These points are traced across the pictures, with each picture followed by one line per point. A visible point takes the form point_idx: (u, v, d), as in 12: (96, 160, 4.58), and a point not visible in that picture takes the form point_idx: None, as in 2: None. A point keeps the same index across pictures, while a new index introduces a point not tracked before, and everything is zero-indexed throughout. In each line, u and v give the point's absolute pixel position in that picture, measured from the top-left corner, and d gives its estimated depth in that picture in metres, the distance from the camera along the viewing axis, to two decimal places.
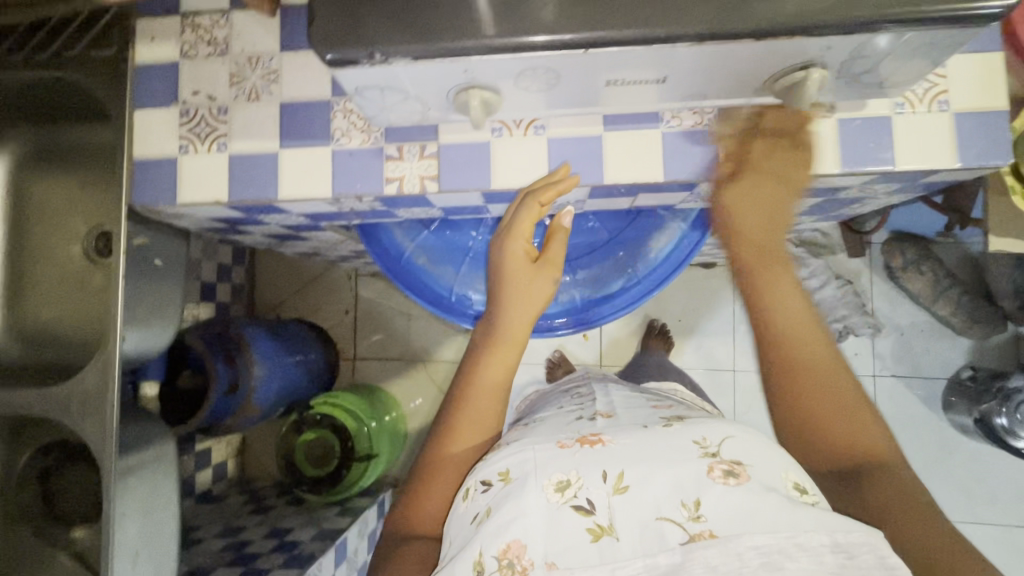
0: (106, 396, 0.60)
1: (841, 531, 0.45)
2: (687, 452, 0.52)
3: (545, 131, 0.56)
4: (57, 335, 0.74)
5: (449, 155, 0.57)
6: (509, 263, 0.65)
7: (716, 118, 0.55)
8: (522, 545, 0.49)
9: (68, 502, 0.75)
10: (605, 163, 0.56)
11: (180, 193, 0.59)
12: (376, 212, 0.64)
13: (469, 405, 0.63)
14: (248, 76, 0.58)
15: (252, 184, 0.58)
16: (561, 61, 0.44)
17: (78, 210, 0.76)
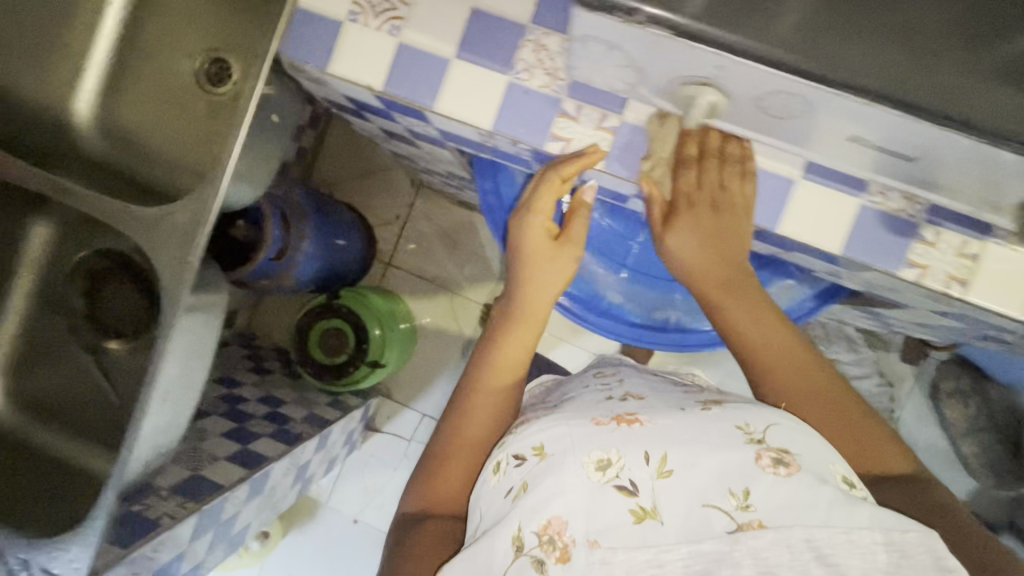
0: (196, 237, 0.58)
1: (899, 532, 0.41)
2: (724, 437, 0.45)
3: (744, 153, 0.51)
4: (145, 145, 0.71)
5: (626, 136, 0.52)
6: (525, 244, 0.66)
7: (923, 215, 0.50)
8: (563, 521, 0.44)
9: (108, 317, 0.74)
10: (782, 211, 0.52)
11: (332, 63, 0.54)
12: (514, 156, 0.59)
13: (483, 383, 0.61)
14: None
15: (414, 84, 0.53)
16: (825, 101, 0.38)
17: (203, 21, 0.69)
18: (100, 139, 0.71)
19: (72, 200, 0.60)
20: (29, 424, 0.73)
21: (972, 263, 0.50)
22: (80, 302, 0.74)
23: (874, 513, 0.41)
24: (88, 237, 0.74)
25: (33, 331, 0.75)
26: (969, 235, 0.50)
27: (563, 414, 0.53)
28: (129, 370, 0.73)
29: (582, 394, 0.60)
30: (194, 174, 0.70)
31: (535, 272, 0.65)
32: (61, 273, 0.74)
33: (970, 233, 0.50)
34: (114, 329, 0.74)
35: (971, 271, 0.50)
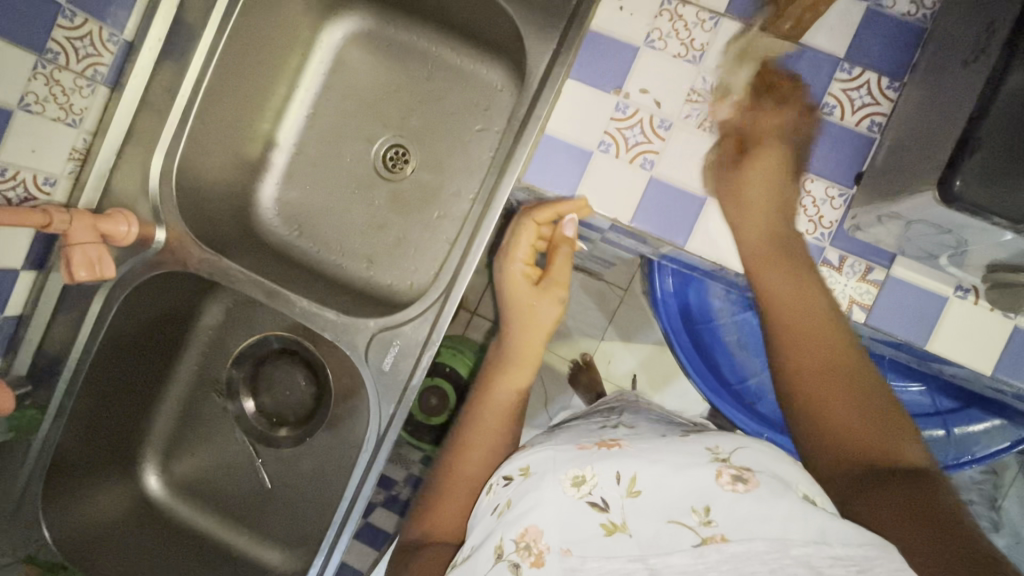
0: (419, 352, 0.63)
1: (850, 543, 0.38)
2: (693, 457, 0.45)
3: (892, 266, 0.53)
4: (325, 228, 0.81)
5: (788, 246, 0.55)
6: (506, 290, 0.66)
7: None
8: (538, 531, 0.43)
9: (268, 399, 0.80)
10: (938, 328, 0.53)
11: (524, 170, 0.59)
12: (678, 256, 0.64)
13: (478, 422, 0.63)
14: (635, 98, 0.57)
15: (599, 195, 0.58)
16: None
17: (385, 112, 0.80)
18: (276, 219, 0.80)
19: (284, 305, 0.66)
20: (186, 503, 0.80)
21: None
22: (244, 386, 0.80)
23: (797, 512, 0.39)
24: (242, 328, 0.79)
25: (190, 407, 0.80)
26: None
27: (552, 442, 0.54)
28: (292, 464, 0.78)
29: (581, 426, 0.64)
30: (363, 259, 0.80)
31: (522, 316, 0.65)
32: (228, 360, 0.80)
33: None
34: (277, 415, 0.80)
35: None
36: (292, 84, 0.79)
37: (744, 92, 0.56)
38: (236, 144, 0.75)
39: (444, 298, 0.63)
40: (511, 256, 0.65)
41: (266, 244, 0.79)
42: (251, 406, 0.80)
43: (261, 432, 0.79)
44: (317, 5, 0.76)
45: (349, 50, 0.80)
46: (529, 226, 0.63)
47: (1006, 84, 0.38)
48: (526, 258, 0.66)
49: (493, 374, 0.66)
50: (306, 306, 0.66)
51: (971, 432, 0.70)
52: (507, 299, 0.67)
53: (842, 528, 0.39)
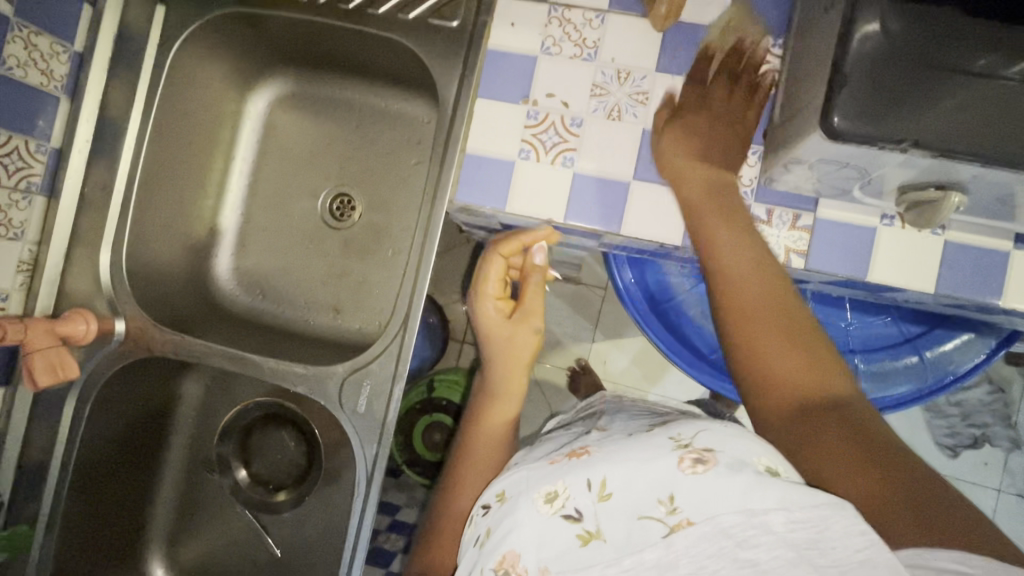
0: (388, 386, 0.64)
1: (807, 504, 0.38)
2: (658, 447, 0.45)
3: (817, 209, 0.55)
4: (285, 288, 0.82)
5: None
6: (484, 327, 0.66)
7: (1011, 244, 0.53)
8: (516, 553, 0.44)
9: (262, 464, 0.80)
10: (875, 256, 0.55)
11: (454, 192, 0.61)
12: (621, 244, 0.66)
13: (467, 457, 0.63)
14: (544, 102, 0.60)
15: (529, 200, 0.60)
16: (941, 167, 0.43)
17: (323, 165, 0.83)
18: (236, 290, 0.82)
19: (253, 369, 0.67)
20: None
21: None
22: (235, 458, 0.80)
23: (752, 485, 0.40)
24: (223, 403, 0.79)
25: (187, 492, 0.80)
26: None
27: (528, 459, 0.54)
28: (296, 524, 0.77)
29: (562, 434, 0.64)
30: (329, 310, 0.81)
31: (500, 350, 0.65)
32: (214, 436, 0.79)
33: None
34: (274, 479, 0.80)
35: None
36: (227, 157, 0.81)
37: (643, 77, 0.59)
38: (182, 224, 0.77)
39: (405, 328, 0.64)
40: (482, 292, 0.64)
41: (233, 315, 0.81)
42: (245, 475, 0.80)
43: (260, 498, 0.79)
44: (237, 78, 0.79)
45: (277, 114, 0.82)
46: (498, 261, 0.63)
47: (856, 33, 0.40)
48: (497, 293, 0.65)
49: (481, 406, 0.66)
50: (272, 366, 0.67)
51: (945, 352, 0.71)
52: (484, 332, 0.66)
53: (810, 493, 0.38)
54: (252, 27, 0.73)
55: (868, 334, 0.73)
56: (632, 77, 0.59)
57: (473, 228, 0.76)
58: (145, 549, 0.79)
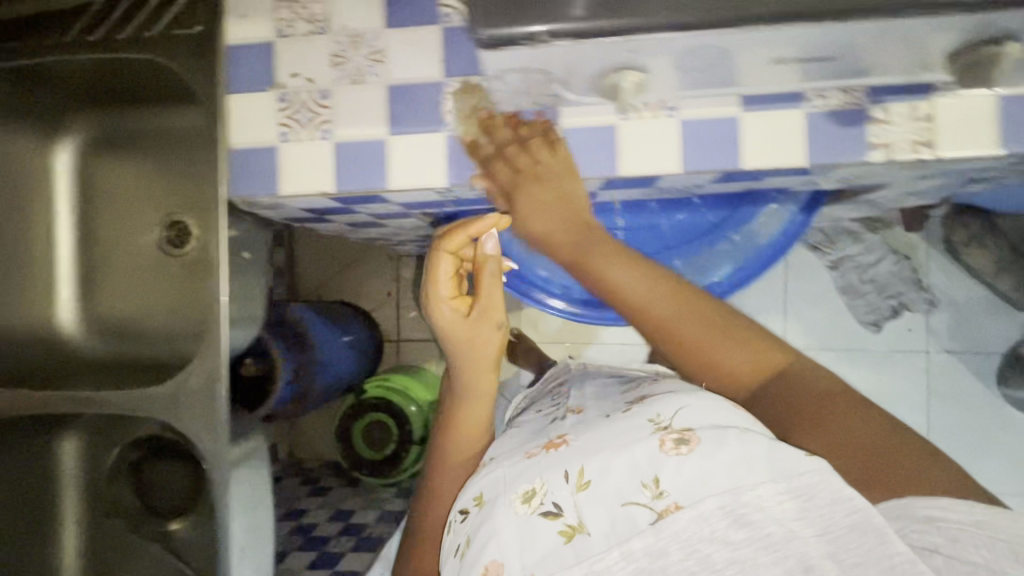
0: (212, 393, 0.58)
1: (796, 474, 0.40)
2: (637, 432, 0.46)
3: (674, 112, 0.51)
4: (143, 330, 0.74)
5: (572, 140, 0.52)
6: (445, 329, 0.58)
7: (865, 99, 0.50)
8: (500, 564, 0.43)
9: (160, 497, 0.74)
10: (740, 146, 0.51)
11: (278, 184, 0.56)
12: (481, 199, 0.60)
13: (443, 456, 0.61)
14: (351, 57, 0.54)
15: (337, 172, 0.55)
16: (736, 41, 0.39)
17: (153, 194, 0.74)
18: (91, 339, 0.74)
19: (100, 409, 0.61)
20: None
21: (930, 124, 0.50)
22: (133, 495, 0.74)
23: (727, 464, 0.41)
24: (108, 437, 0.73)
25: (91, 541, 0.73)
26: (916, 103, 0.50)
27: (504, 454, 0.54)
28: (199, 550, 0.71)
29: (536, 417, 0.63)
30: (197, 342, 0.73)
31: (462, 345, 0.57)
32: (103, 483, 0.73)
33: (915, 98, 0.50)
34: (172, 508, 0.73)
35: (931, 130, 0.50)
36: (48, 208, 0.74)
37: (451, 9, 0.53)
38: (15, 283, 0.71)
39: (221, 324, 0.58)
40: (433, 279, 0.57)
41: (96, 362, 0.74)
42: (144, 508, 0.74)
43: (155, 529, 0.73)
44: (33, 125, 0.71)
45: (90, 159, 0.74)
46: (492, 222, 0.55)
47: None
48: (482, 275, 0.57)
49: (450, 411, 0.62)
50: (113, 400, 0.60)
51: None
52: (442, 338, 0.58)
53: (792, 455, 0.41)
54: (20, 78, 0.65)
55: (689, 231, 0.70)
56: (438, 9, 0.53)
57: (309, 223, 0.72)
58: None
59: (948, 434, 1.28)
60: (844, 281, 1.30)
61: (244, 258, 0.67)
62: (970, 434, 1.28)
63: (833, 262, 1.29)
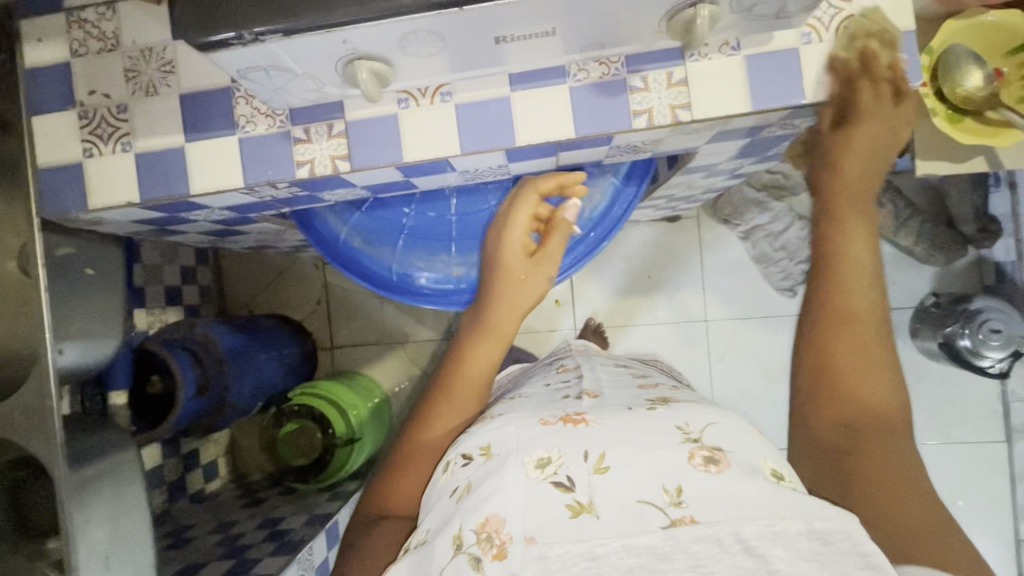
0: (44, 412, 0.60)
1: (826, 518, 0.47)
2: (671, 438, 0.55)
3: (450, 97, 0.54)
4: (9, 353, 0.76)
5: (357, 131, 0.55)
6: (500, 259, 0.68)
7: (622, 68, 0.53)
8: (500, 518, 0.50)
9: (38, 517, 0.76)
10: (513, 125, 0.54)
11: (89, 198, 0.58)
12: (298, 197, 0.63)
13: (450, 394, 0.68)
14: (143, 70, 0.56)
15: (141, 182, 0.57)
16: (440, 23, 0.42)
17: (4, 220, 0.75)
18: None
19: None
20: None
21: (685, 88, 0.52)
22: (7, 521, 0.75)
23: (795, 504, 0.48)
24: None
25: None
26: (668, 69, 0.52)
27: (511, 415, 0.63)
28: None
29: (535, 399, 0.75)
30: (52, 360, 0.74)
31: (513, 290, 0.68)
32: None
33: (668, 63, 0.52)
34: (52, 526, 0.76)
35: (688, 92, 0.52)
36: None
37: None
38: None
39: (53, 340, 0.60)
40: (507, 227, 0.68)
41: None
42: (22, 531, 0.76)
43: (33, 548, 0.76)
44: None
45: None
46: (530, 198, 0.67)
47: None
48: (522, 229, 0.68)
49: (469, 348, 0.70)
50: None
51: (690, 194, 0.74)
52: (500, 269, 0.68)
53: (819, 505, 0.49)
54: None
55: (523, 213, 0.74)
56: None
57: (159, 235, 0.74)
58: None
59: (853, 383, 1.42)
60: (758, 250, 1.43)
61: (90, 274, 0.68)
62: None
63: (744, 232, 1.42)
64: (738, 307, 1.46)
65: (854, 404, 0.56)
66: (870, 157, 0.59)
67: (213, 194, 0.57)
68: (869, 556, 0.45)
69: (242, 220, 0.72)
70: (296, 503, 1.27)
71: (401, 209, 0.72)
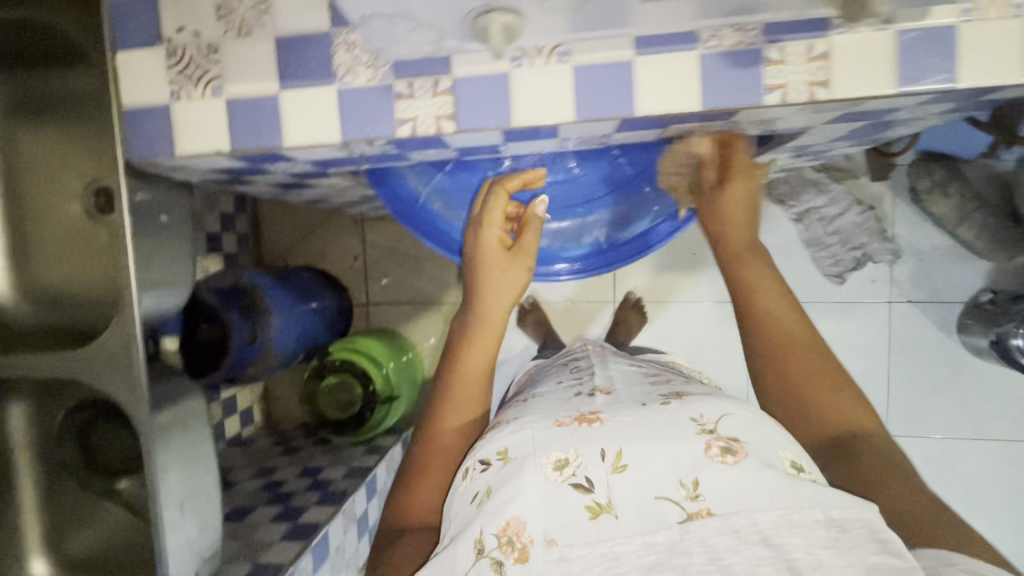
0: (130, 357, 0.60)
1: (842, 509, 0.58)
2: (687, 430, 0.66)
3: (569, 58, 0.50)
4: (73, 295, 0.75)
5: (464, 89, 0.51)
6: (481, 258, 0.70)
7: (760, 38, 0.48)
8: (520, 522, 0.61)
9: (107, 456, 0.79)
10: (634, 92, 0.50)
11: (175, 144, 0.55)
12: (386, 155, 0.60)
13: (454, 396, 0.75)
14: (236, 8, 0.52)
15: (230, 130, 0.54)
16: None
17: (72, 160, 0.73)
18: (22, 306, 0.75)
19: (19, 370, 0.63)
20: None
21: (826, 63, 0.48)
22: (78, 459, 0.78)
23: (810, 497, 0.59)
24: (53, 401, 0.76)
25: (45, 496, 0.77)
26: (810, 41, 0.48)
27: (527, 419, 0.73)
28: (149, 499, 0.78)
29: (553, 393, 0.83)
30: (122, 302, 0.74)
31: (494, 282, 0.71)
32: (50, 444, 0.77)
33: (810, 35, 0.48)
34: (122, 466, 0.79)
35: (828, 69, 0.48)
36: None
37: None
38: None
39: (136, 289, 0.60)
40: (487, 223, 0.69)
41: (28, 326, 0.75)
42: (91, 469, 0.79)
43: (102, 487, 0.78)
44: None
45: (7, 131, 0.74)
46: (501, 195, 0.69)
47: None
48: (500, 228, 0.70)
49: (463, 349, 0.75)
50: (38, 362, 0.62)
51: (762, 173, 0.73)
52: (481, 262, 0.71)
53: (832, 498, 0.59)
54: None
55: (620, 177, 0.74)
56: None
57: (228, 184, 0.71)
58: (23, 566, 0.76)
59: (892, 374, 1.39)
60: (810, 233, 1.37)
61: (164, 222, 0.66)
62: (924, 378, 1.39)
63: (798, 215, 1.36)
64: None
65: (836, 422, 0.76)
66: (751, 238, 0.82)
67: (307, 147, 0.54)
68: (886, 541, 0.55)
69: (316, 174, 0.69)
70: (333, 454, 1.31)
71: (486, 171, 0.70)
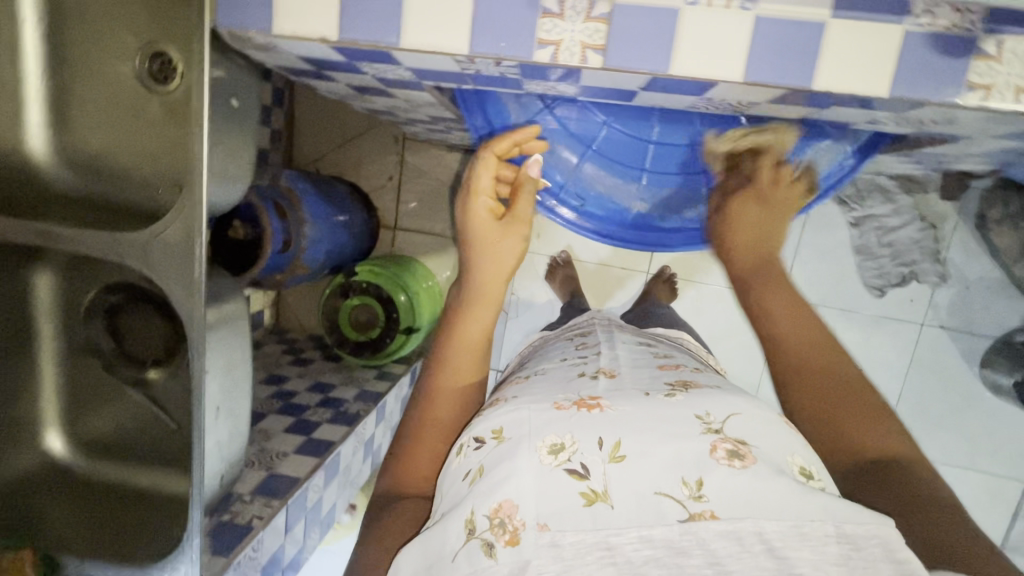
0: (189, 249, 0.55)
1: (855, 523, 0.45)
2: (690, 429, 0.53)
3: (755, 4, 0.42)
4: (116, 169, 0.69)
5: (622, 19, 0.44)
6: (471, 226, 0.70)
7: (982, 25, 0.41)
8: (513, 504, 0.49)
9: (136, 344, 0.75)
10: (817, 61, 0.43)
11: (273, 21, 0.48)
12: (501, 78, 0.53)
13: (449, 363, 0.68)
14: None
15: (338, 15, 0.46)
16: None
17: (126, 14, 0.64)
18: (63, 171, 0.70)
19: (63, 244, 0.58)
20: (101, 462, 0.76)
21: None
22: (107, 340, 0.75)
23: (821, 506, 0.46)
24: (85, 277, 0.72)
25: (70, 372, 0.75)
26: None
27: (525, 398, 0.61)
28: (174, 397, 0.74)
29: (558, 366, 0.74)
30: (170, 185, 0.68)
31: (484, 250, 0.70)
32: (78, 321, 0.73)
33: None
34: (149, 356, 0.75)
35: None
36: (13, 18, 0.65)
37: None
38: None
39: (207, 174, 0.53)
40: (475, 192, 0.69)
41: (67, 193, 0.70)
42: (117, 352, 0.75)
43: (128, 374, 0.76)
44: None
45: None
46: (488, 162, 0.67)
47: None
48: (488, 194, 0.70)
49: (462, 312, 0.70)
50: (85, 239, 0.57)
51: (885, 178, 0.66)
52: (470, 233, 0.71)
53: (852, 509, 0.46)
54: None
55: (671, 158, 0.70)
56: None
57: (306, 76, 0.65)
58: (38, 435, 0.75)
59: (907, 397, 1.37)
60: (861, 241, 1.31)
61: (233, 106, 0.60)
62: (935, 405, 1.37)
63: (857, 220, 1.29)
64: (819, 293, 1.36)
65: (843, 446, 0.62)
66: (756, 236, 0.76)
67: (424, 52, 0.47)
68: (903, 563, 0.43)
69: (408, 84, 0.62)
70: (343, 373, 1.29)
71: (598, 120, 0.66)
